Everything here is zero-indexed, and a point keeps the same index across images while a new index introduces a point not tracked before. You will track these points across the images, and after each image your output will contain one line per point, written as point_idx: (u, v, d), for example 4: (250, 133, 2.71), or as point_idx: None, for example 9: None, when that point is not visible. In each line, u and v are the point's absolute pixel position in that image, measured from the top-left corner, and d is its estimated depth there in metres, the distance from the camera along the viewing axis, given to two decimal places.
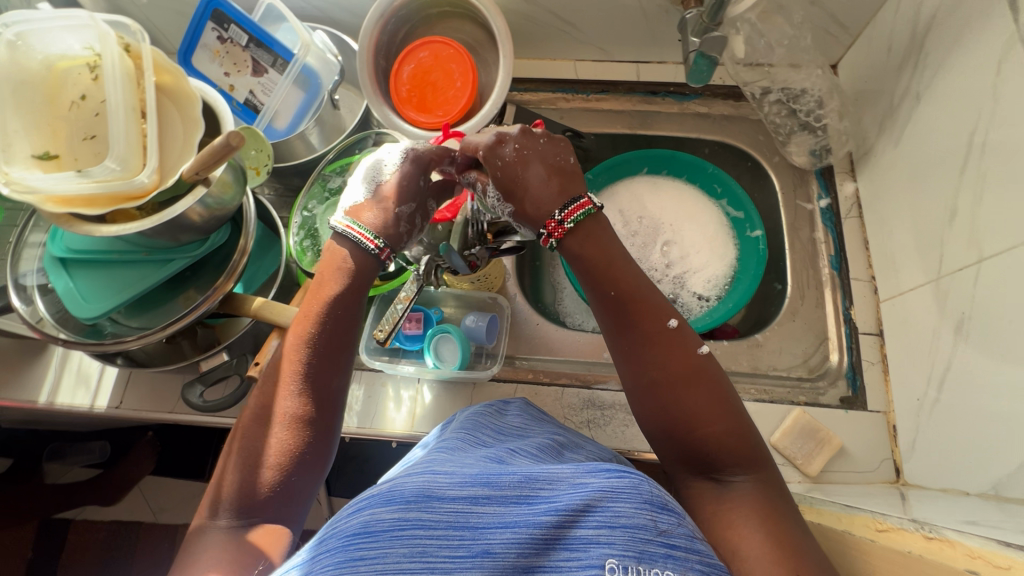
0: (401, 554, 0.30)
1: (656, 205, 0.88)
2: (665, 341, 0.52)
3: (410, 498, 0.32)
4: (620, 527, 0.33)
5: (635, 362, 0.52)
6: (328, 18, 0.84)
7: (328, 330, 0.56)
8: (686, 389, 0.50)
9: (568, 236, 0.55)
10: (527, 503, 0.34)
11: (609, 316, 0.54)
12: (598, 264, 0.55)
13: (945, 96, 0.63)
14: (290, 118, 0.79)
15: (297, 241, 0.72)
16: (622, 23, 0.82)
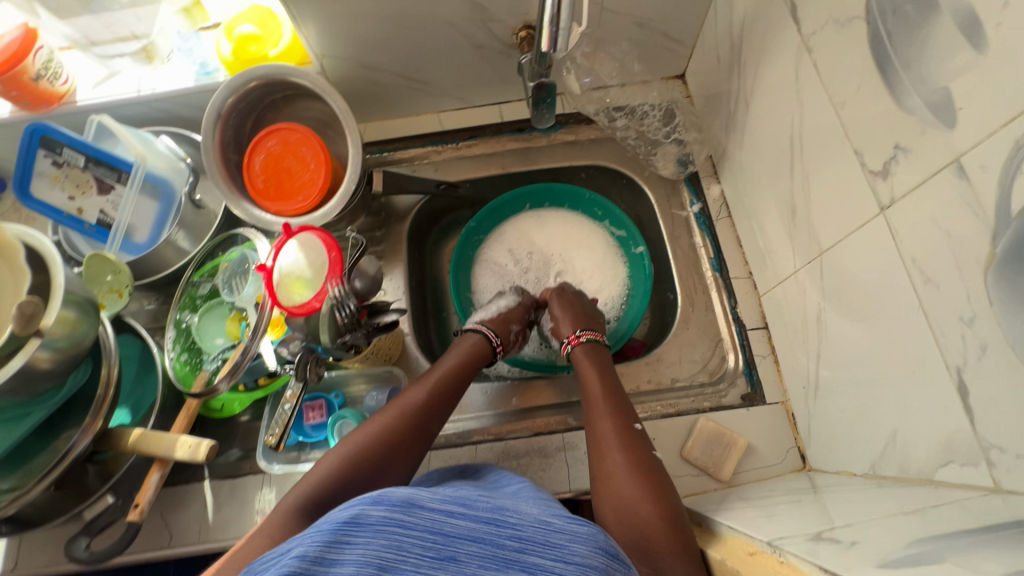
0: (381, 544, 0.34)
1: (544, 238, 0.92)
2: (630, 434, 0.62)
3: (397, 503, 0.36)
4: (574, 564, 0.36)
5: (609, 452, 0.60)
6: (176, 117, 0.82)
7: (446, 392, 0.67)
8: (646, 478, 0.56)
9: (579, 356, 0.73)
10: (498, 525, 0.37)
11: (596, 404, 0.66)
12: (590, 374, 0.71)
13: (767, 101, 0.67)
14: (148, 230, 0.76)
15: (177, 357, 0.69)
16: (471, 72, 0.83)
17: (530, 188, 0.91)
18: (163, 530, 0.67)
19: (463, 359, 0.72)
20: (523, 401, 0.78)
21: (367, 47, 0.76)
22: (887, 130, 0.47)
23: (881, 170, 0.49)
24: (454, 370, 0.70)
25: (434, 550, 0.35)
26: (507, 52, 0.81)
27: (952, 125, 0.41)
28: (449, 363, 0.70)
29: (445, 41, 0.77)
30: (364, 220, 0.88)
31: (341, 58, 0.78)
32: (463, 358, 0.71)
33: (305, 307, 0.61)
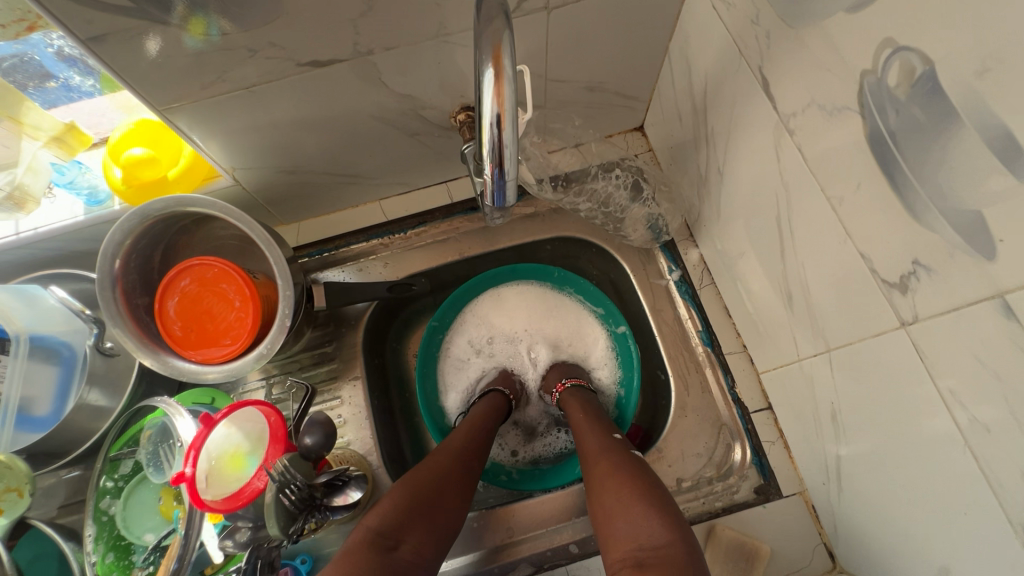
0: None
1: (506, 319, 0.83)
2: (608, 446, 0.62)
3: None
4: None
5: (597, 459, 0.61)
6: (72, 252, 0.70)
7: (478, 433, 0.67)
8: (629, 474, 0.56)
9: (568, 399, 0.73)
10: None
11: (584, 426, 0.67)
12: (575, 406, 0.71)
13: (743, 172, 0.60)
14: (50, 401, 0.62)
15: (101, 560, 0.57)
16: (410, 158, 0.74)
17: (492, 272, 0.82)
18: None
19: (481, 413, 0.71)
20: (519, 531, 0.68)
21: (286, 153, 0.66)
22: (900, 241, 0.40)
23: (898, 283, 0.42)
24: (483, 416, 0.70)
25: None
26: (447, 134, 0.72)
27: (992, 257, 0.34)
28: (479, 412, 0.71)
29: (376, 134, 0.68)
30: (311, 335, 0.78)
31: (257, 168, 0.67)
32: (480, 413, 0.71)
33: (245, 495, 0.52)
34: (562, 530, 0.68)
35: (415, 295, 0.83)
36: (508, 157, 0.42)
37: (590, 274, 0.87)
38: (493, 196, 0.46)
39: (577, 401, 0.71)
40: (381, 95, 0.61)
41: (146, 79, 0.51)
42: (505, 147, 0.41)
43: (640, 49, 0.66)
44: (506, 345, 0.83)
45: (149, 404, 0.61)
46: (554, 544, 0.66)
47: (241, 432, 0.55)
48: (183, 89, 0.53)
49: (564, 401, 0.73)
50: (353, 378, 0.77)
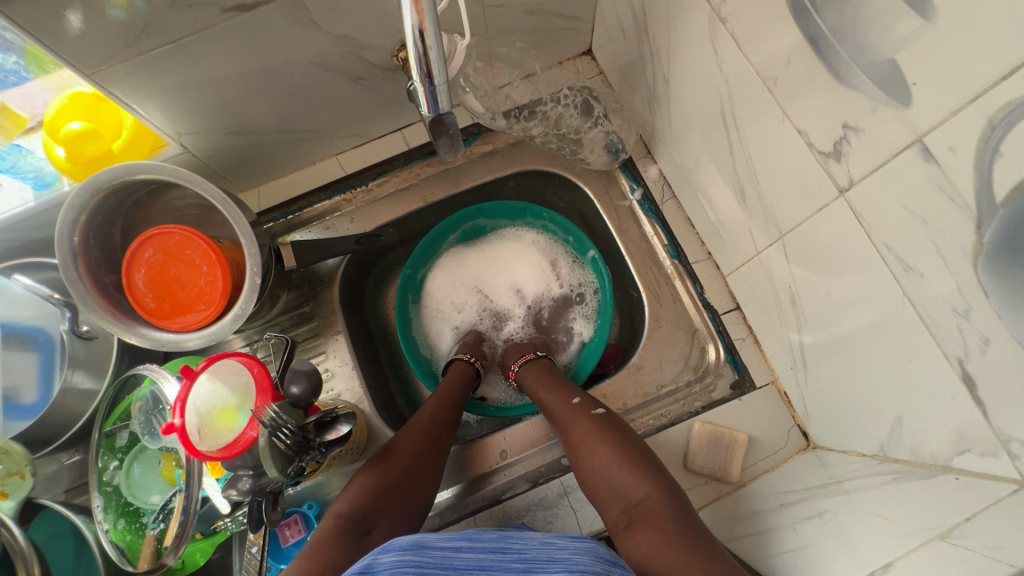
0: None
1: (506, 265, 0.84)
2: (573, 412, 0.64)
3: (405, 546, 0.40)
4: (578, 571, 0.39)
5: (569, 425, 0.63)
6: (30, 242, 0.69)
7: (452, 410, 0.68)
8: (603, 438, 0.59)
9: (523, 374, 0.73)
10: (502, 552, 0.42)
11: (541, 397, 0.68)
12: (533, 377, 0.71)
13: (686, 74, 0.61)
14: (36, 387, 0.64)
15: (114, 527, 0.60)
16: (359, 106, 0.73)
17: (457, 214, 0.82)
18: None
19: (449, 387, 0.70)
20: (512, 453, 0.73)
21: (228, 111, 0.65)
22: (830, 107, 0.41)
23: (833, 151, 0.43)
24: (449, 393, 0.69)
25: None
26: (392, 76, 0.70)
27: (908, 102, 0.35)
28: (450, 379, 0.71)
29: (319, 83, 0.67)
30: (288, 297, 0.79)
31: (202, 131, 0.66)
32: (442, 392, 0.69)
33: (240, 444, 0.53)
34: (553, 448, 0.72)
35: (386, 246, 0.84)
36: (435, 68, 0.44)
37: (556, 207, 0.87)
38: (427, 104, 0.47)
39: (538, 369, 0.72)
40: (316, 38, 0.60)
41: (66, 39, 0.49)
42: (431, 53, 0.42)
43: None
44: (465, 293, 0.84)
45: (138, 375, 0.62)
46: (546, 461, 0.70)
47: (224, 390, 0.56)
48: (107, 50, 0.51)
49: (519, 376, 0.74)
50: (335, 333, 0.78)
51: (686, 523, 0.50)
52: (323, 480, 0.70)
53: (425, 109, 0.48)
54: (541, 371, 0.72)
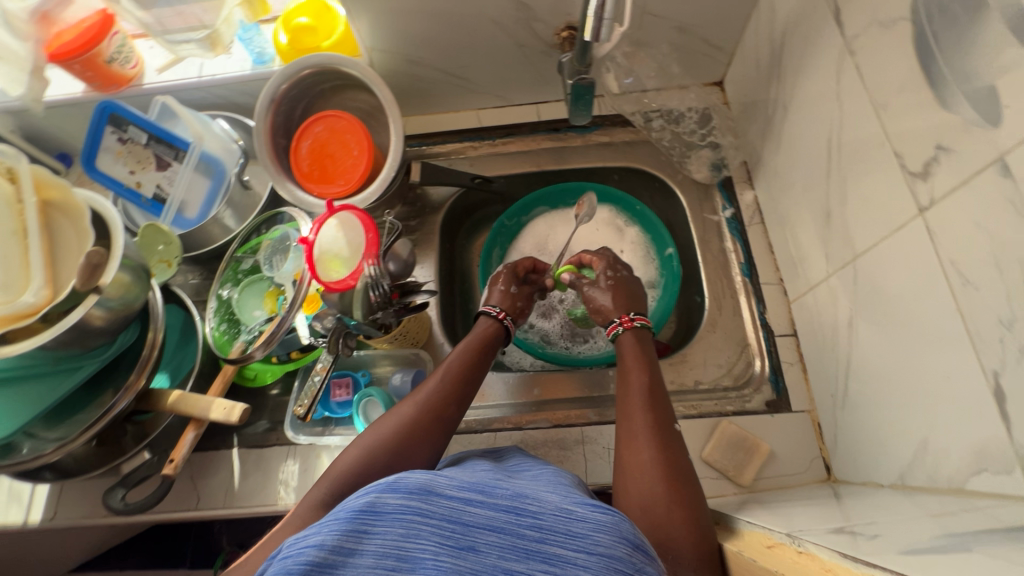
0: (397, 535, 0.33)
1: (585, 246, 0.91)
2: (667, 436, 0.54)
3: (412, 490, 0.35)
4: (597, 555, 0.34)
5: (643, 446, 0.53)
6: (230, 103, 0.87)
7: (466, 380, 0.64)
8: (683, 489, 0.50)
9: (628, 344, 0.65)
10: (518, 513, 0.36)
11: (636, 394, 0.58)
12: (639, 361, 0.63)
13: (805, 104, 0.67)
14: (199, 206, 0.80)
15: (217, 327, 0.73)
16: (512, 71, 0.86)
17: (561, 184, 0.92)
18: (193, 493, 0.70)
19: (468, 355, 0.66)
20: (545, 394, 0.79)
21: (413, 41, 0.79)
22: (931, 130, 0.47)
23: (921, 171, 0.48)
24: (469, 361, 0.65)
25: (452, 540, 0.34)
26: (548, 52, 0.82)
27: (997, 124, 0.40)
28: (469, 340, 0.68)
29: (490, 39, 0.80)
30: (400, 210, 0.91)
31: (388, 52, 0.81)
32: (464, 358, 0.65)
33: (340, 283, 0.63)
34: (584, 403, 0.77)
35: (490, 197, 0.95)
36: None
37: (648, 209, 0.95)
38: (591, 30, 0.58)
39: (635, 362, 0.62)
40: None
41: None
42: None
43: None
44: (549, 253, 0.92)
45: (284, 215, 0.77)
46: (574, 411, 0.76)
47: (343, 238, 0.67)
48: None
49: (623, 342, 0.66)
50: (426, 250, 0.89)
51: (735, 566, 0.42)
52: (371, 358, 0.79)
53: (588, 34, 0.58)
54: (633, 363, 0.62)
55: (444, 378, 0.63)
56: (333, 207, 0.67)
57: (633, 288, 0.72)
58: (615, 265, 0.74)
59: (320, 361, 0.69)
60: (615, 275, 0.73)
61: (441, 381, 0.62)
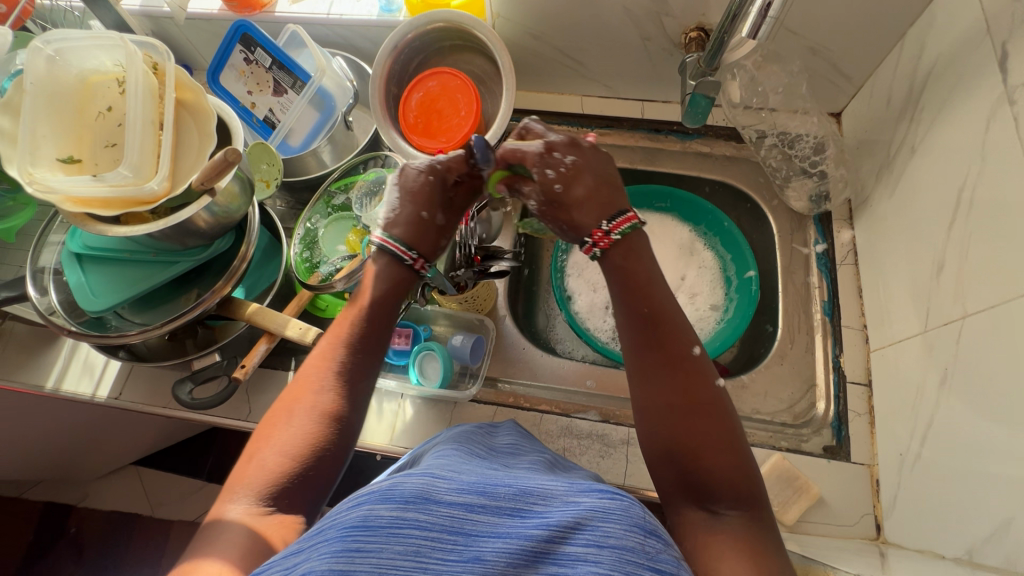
0: (394, 552, 0.31)
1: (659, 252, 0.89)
2: (687, 366, 0.51)
3: (407, 498, 0.33)
4: (609, 547, 0.32)
5: (662, 385, 0.50)
6: (348, 45, 0.89)
7: (365, 338, 0.54)
8: (711, 423, 0.48)
9: (616, 248, 0.56)
10: (522, 516, 0.34)
11: (643, 320, 0.53)
12: (631, 281, 0.54)
13: (938, 148, 0.64)
14: (303, 137, 0.83)
15: (299, 253, 0.76)
16: (627, 64, 0.85)
17: (650, 186, 0.90)
18: (245, 405, 0.73)
19: (365, 306, 0.56)
20: (597, 386, 0.79)
21: (539, 16, 0.80)
22: None
23: None
24: (369, 318, 0.55)
25: (455, 551, 0.32)
26: (670, 50, 0.81)
27: None
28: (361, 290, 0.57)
29: (616, 27, 0.79)
30: None
31: (513, 22, 0.82)
32: (358, 313, 0.55)
33: None
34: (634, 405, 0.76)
35: None
36: (764, 26, 0.48)
37: None
38: (750, 26, 0.48)
39: (631, 264, 0.55)
40: None
41: None
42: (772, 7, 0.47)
43: (880, 20, 0.70)
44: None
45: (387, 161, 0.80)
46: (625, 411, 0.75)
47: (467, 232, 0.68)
48: None
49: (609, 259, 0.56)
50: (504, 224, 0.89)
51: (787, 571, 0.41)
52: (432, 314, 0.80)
53: (745, 31, 0.49)
54: (632, 277, 0.54)
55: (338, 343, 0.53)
56: None
57: (582, 182, 0.58)
58: (543, 161, 0.59)
59: (392, 305, 0.70)
60: (559, 172, 0.58)
61: (332, 346, 0.53)
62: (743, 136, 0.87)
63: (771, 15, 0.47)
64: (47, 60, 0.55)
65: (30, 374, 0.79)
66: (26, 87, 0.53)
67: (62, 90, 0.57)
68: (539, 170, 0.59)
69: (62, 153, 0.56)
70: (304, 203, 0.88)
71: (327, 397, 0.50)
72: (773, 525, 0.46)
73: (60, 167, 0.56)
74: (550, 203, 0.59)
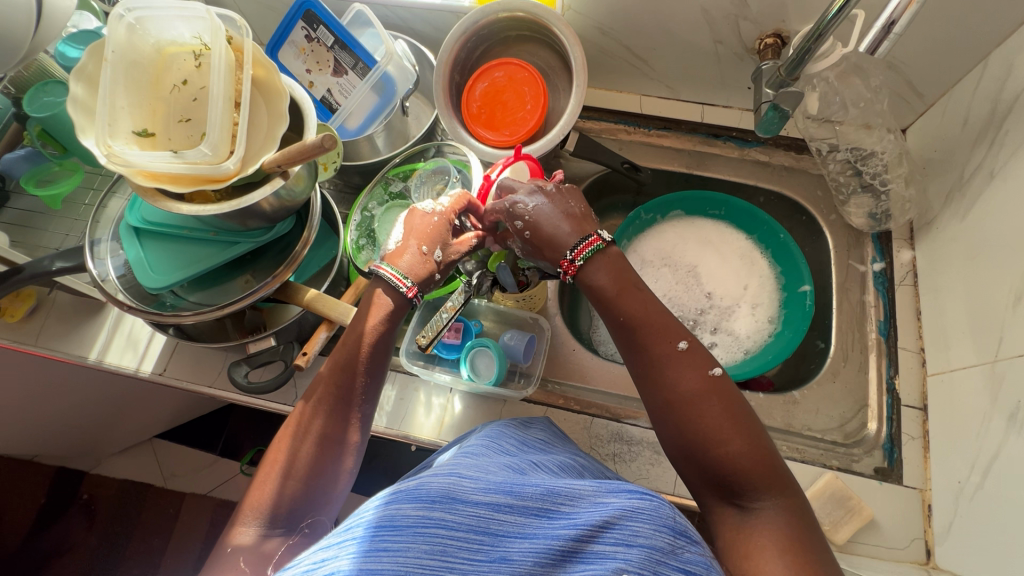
0: (421, 551, 0.33)
1: (707, 260, 0.89)
2: (675, 363, 0.52)
3: (434, 497, 0.35)
4: (638, 547, 0.34)
5: (657, 385, 0.53)
6: (409, 28, 0.87)
7: (369, 364, 0.57)
8: (711, 412, 0.50)
9: (593, 271, 0.57)
10: (548, 516, 0.36)
11: (630, 324, 0.55)
12: (617, 289, 0.56)
13: (1022, 177, 0.62)
14: (361, 120, 0.80)
15: (354, 240, 0.76)
16: (694, 67, 0.83)
17: (707, 192, 0.88)
18: (293, 390, 0.71)
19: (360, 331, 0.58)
20: None
21: (611, 11, 0.77)
22: None
23: None
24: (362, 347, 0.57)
25: (481, 551, 0.34)
26: (741, 55, 0.79)
27: None
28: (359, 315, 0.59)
29: (689, 28, 0.77)
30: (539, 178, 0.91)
31: (583, 16, 0.80)
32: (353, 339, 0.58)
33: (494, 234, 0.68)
34: None
35: (628, 185, 0.93)
36: (885, 42, 0.52)
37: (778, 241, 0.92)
38: (869, 40, 0.52)
39: (610, 272, 0.57)
40: None
41: None
42: (896, 24, 0.50)
43: (966, 39, 0.69)
44: (675, 267, 0.89)
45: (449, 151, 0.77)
46: None
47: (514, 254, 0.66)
48: None
49: (587, 281, 0.57)
50: None
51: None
52: (479, 310, 0.80)
53: (865, 47, 0.54)
54: (616, 282, 0.56)
55: (331, 370, 0.57)
56: (518, 154, 0.66)
57: (547, 221, 0.58)
58: (509, 213, 0.60)
59: (451, 299, 0.68)
60: (525, 219, 0.59)
61: (330, 370, 0.57)
62: (806, 147, 0.87)
63: (894, 32, 0.51)
64: (127, 28, 0.54)
65: (74, 345, 0.78)
66: (107, 55, 0.52)
67: (139, 60, 0.55)
68: (509, 223, 0.60)
69: (137, 126, 0.55)
70: (356, 188, 0.87)
71: (333, 421, 0.55)
72: (810, 515, 0.47)
73: (134, 139, 0.54)
74: (529, 248, 0.60)
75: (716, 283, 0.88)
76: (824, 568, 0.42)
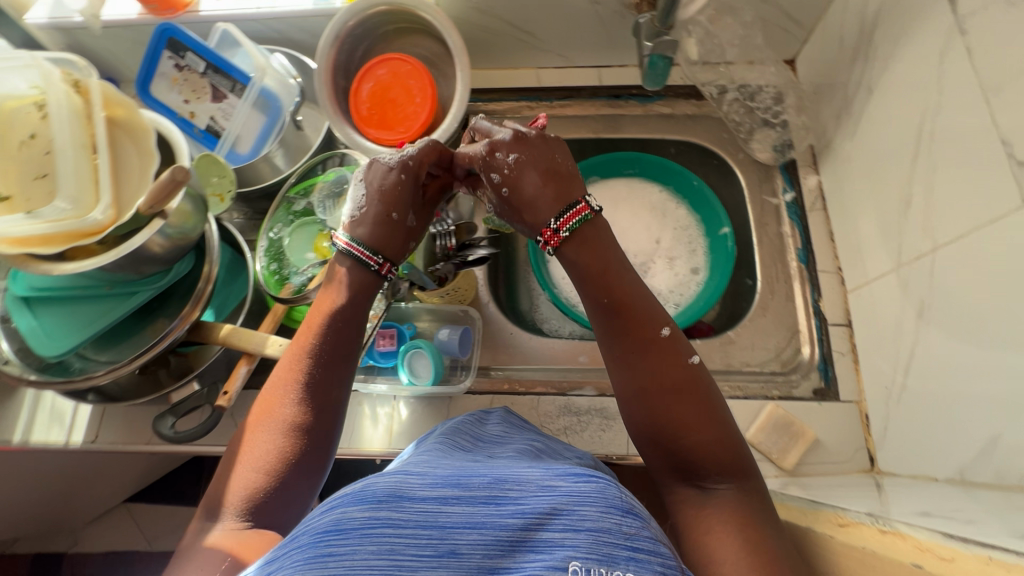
0: (369, 553, 0.30)
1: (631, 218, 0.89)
2: (657, 351, 0.52)
3: (381, 497, 0.32)
4: (586, 531, 0.32)
5: (632, 369, 0.52)
6: (286, 39, 0.84)
7: (332, 341, 0.56)
8: (688, 403, 0.50)
9: (574, 238, 0.55)
10: (495, 503, 0.33)
11: (612, 307, 0.53)
12: (593, 271, 0.54)
13: (895, 86, 0.64)
14: (252, 142, 0.77)
15: (266, 267, 0.72)
16: (580, 31, 0.83)
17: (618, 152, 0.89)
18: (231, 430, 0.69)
19: (329, 307, 0.57)
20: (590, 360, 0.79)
21: None
22: None
23: None
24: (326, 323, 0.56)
25: (431, 547, 0.31)
26: (621, 12, 0.79)
27: None
28: (323, 293, 0.58)
29: None
30: None
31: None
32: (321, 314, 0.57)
33: None
34: None
35: None
36: None
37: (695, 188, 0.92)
38: None
39: (592, 249, 0.54)
40: None
41: None
42: None
43: None
44: None
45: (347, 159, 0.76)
46: None
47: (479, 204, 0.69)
48: None
49: (568, 252, 0.55)
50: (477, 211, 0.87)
51: (778, 559, 0.43)
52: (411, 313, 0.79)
53: None
54: (596, 262, 0.54)
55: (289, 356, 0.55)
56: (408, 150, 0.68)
57: (527, 183, 0.57)
58: (487, 164, 0.59)
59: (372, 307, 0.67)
60: (504, 175, 0.58)
61: (291, 352, 0.56)
62: (702, 93, 0.87)
63: None
64: None
65: None
66: None
67: None
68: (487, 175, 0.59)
69: None
70: (264, 212, 0.84)
71: (292, 407, 0.53)
72: (767, 501, 0.49)
73: None
74: (505, 205, 0.59)
75: (637, 238, 0.87)
76: (775, 548, 0.44)
